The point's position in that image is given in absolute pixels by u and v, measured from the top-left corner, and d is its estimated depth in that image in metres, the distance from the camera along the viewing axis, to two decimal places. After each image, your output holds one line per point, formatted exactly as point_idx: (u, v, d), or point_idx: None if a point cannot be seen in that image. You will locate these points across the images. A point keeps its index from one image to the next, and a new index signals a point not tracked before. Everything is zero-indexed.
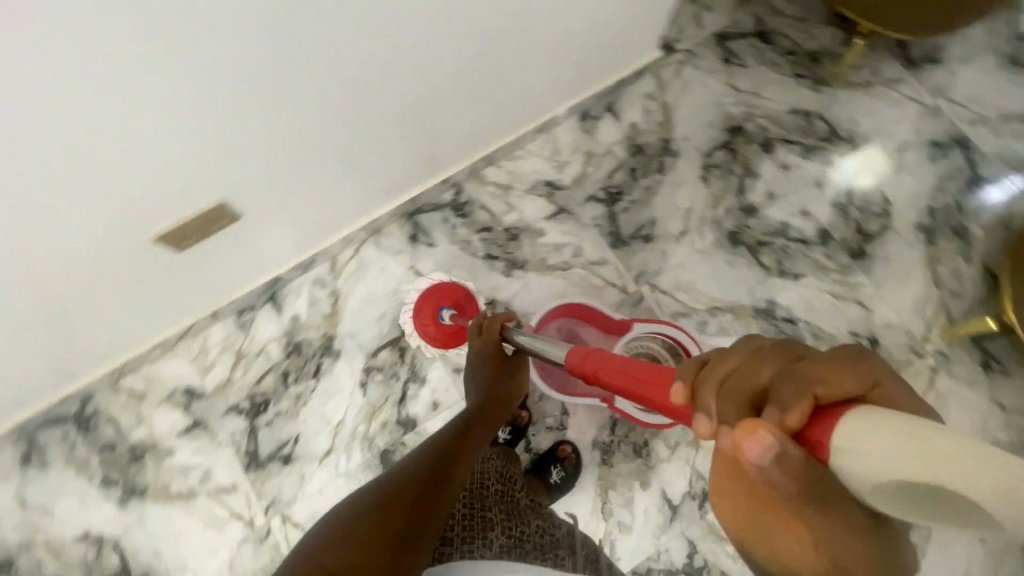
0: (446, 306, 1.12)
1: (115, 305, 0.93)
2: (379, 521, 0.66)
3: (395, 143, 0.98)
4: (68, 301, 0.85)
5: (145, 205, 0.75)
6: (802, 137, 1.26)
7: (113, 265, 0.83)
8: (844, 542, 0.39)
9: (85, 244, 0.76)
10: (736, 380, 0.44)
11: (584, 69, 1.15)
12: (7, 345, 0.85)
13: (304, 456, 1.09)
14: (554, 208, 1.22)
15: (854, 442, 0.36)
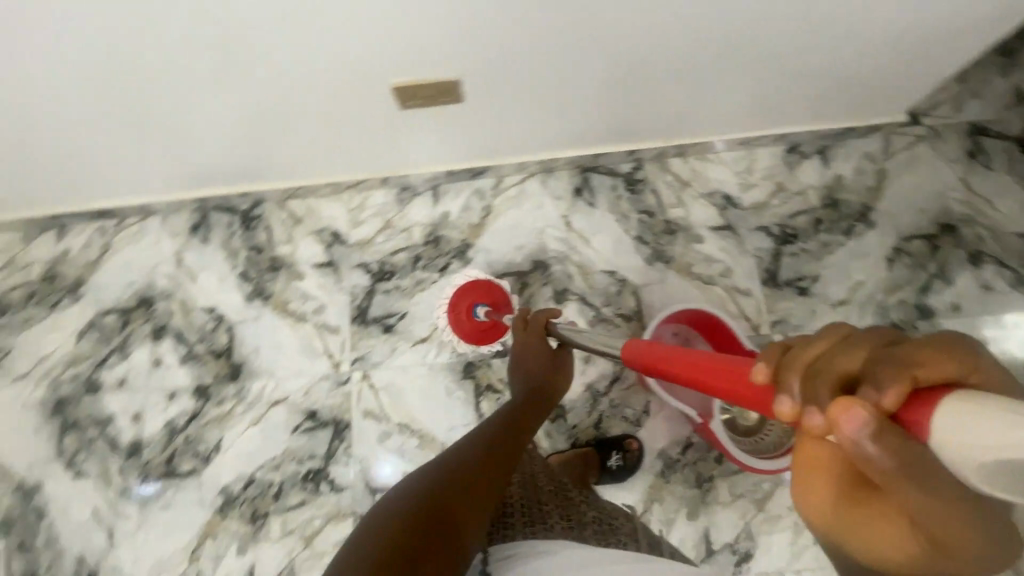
0: (482, 303, 1.10)
1: (326, 131, 1.04)
2: (445, 498, 0.61)
3: (618, 93, 1.00)
4: (300, 109, 0.97)
5: (408, 47, 0.83)
6: (1020, 265, 1.12)
7: (350, 90, 0.92)
8: (965, 536, 0.33)
9: (347, 60, 0.85)
10: (817, 359, 0.37)
11: (823, 103, 1.09)
12: (243, 121, 0.98)
13: (402, 333, 1.16)
14: (722, 222, 1.18)
15: (962, 418, 0.28)
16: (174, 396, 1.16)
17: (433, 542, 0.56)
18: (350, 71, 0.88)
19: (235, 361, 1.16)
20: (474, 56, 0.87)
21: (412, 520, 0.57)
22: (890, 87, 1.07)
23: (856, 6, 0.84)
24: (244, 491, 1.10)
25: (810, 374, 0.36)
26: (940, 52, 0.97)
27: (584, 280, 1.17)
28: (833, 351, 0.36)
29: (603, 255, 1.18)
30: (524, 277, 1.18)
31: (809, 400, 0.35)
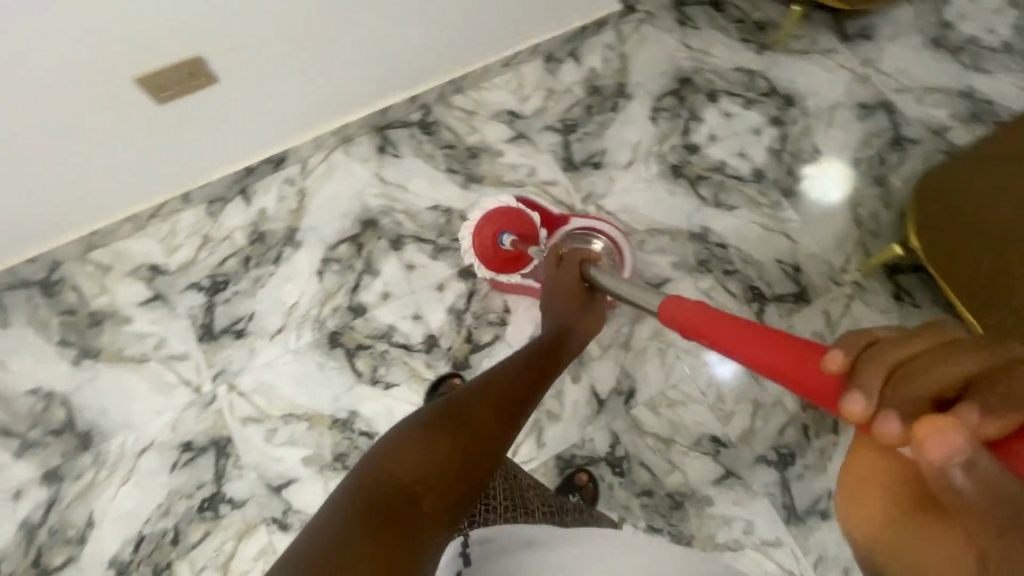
0: (508, 232, 1.13)
1: (91, 154, 0.99)
2: (458, 431, 0.62)
3: (369, 35, 1.09)
4: (53, 134, 0.92)
5: (143, 34, 0.86)
6: (743, 90, 1.39)
7: (104, 100, 0.92)
8: None
9: (83, 66, 0.86)
10: (917, 366, 0.38)
11: (548, 8, 1.27)
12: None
13: (256, 332, 1.14)
14: (514, 133, 1.32)
15: None
16: (21, 494, 1.03)
17: (456, 482, 0.58)
18: (88, 73, 0.87)
19: (82, 429, 1.07)
20: (211, 24, 0.91)
21: (433, 459, 0.58)
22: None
23: None
24: (135, 553, 1.03)
25: (903, 379, 0.38)
26: None
27: (413, 222, 1.23)
28: (942, 357, 0.37)
29: (423, 195, 1.26)
30: (357, 239, 1.21)
31: (886, 403, 0.38)
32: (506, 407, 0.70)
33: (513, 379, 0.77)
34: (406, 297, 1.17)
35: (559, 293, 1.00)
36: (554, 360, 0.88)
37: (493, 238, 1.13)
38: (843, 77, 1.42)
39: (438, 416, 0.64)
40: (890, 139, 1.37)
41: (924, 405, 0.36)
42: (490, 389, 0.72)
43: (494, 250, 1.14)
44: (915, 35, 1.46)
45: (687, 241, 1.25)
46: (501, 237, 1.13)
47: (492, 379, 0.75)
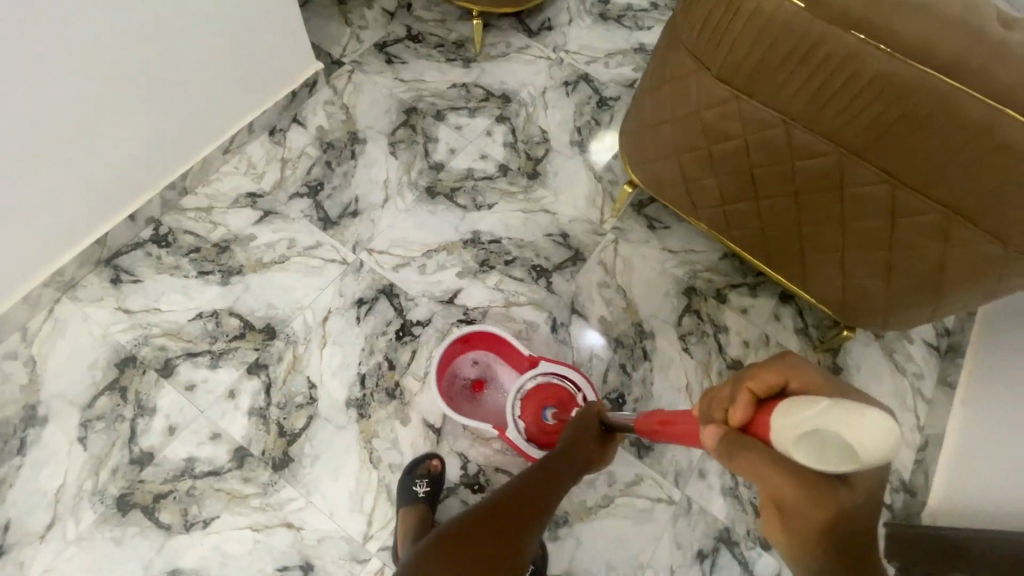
0: (550, 407, 1.07)
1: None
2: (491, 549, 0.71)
3: (26, 171, 0.96)
4: None
5: None
6: (465, 103, 1.51)
7: None
8: (798, 497, 0.47)
9: None
10: (720, 398, 0.60)
11: (246, 85, 1.24)
12: None
13: (20, 540, 0.96)
14: (260, 213, 1.28)
15: (773, 424, 0.49)
16: None
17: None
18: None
19: None
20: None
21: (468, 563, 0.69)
22: (289, 50, 1.27)
23: (209, 33, 1.08)
24: None
25: (713, 405, 0.61)
26: (296, 22, 1.23)
27: (178, 340, 1.12)
28: (724, 387, 0.60)
29: (180, 309, 1.15)
30: (118, 384, 1.07)
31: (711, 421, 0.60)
32: (511, 536, 0.74)
33: (525, 504, 0.79)
34: (194, 421, 1.06)
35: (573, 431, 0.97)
36: (568, 479, 0.88)
37: (539, 414, 1.07)
38: (543, 64, 1.61)
39: (475, 530, 0.73)
40: (597, 102, 1.57)
41: (721, 415, 0.58)
42: (512, 501, 0.78)
43: (538, 422, 1.08)
44: (585, 15, 1.71)
45: (463, 249, 1.30)
46: (544, 411, 1.07)
47: (517, 494, 0.80)
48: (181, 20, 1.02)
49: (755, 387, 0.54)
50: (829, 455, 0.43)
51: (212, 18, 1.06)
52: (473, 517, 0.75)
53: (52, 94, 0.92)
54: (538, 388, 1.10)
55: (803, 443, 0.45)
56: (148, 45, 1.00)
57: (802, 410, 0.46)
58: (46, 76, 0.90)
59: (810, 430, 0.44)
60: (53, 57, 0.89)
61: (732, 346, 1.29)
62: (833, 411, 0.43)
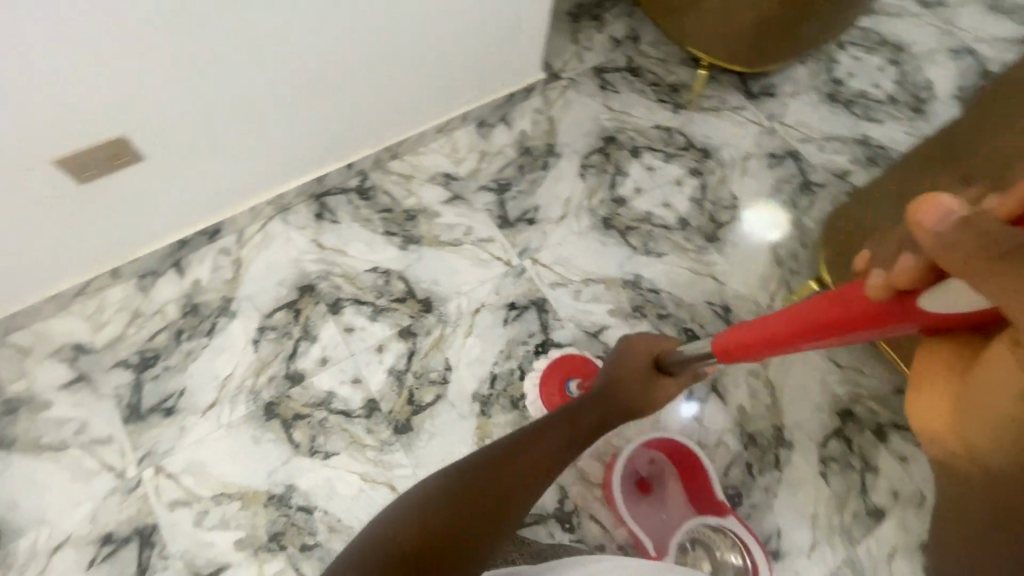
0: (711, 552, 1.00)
1: (20, 242, 0.98)
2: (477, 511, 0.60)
3: (295, 101, 1.08)
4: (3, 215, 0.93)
5: (109, 111, 0.89)
6: (663, 146, 1.50)
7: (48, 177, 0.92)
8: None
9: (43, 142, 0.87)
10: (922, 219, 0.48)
11: (479, 78, 1.34)
12: None
13: (187, 408, 1.10)
14: (450, 194, 1.37)
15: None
16: None
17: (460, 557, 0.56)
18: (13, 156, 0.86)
19: None
20: (129, 98, 0.89)
21: (453, 527, 0.57)
22: (523, 54, 1.35)
23: (471, 27, 1.18)
24: None
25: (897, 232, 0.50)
26: (537, 32, 1.31)
27: (351, 285, 1.24)
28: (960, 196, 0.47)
29: (361, 258, 1.27)
30: (295, 305, 1.21)
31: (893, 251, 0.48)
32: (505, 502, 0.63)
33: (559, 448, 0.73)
34: (344, 360, 1.16)
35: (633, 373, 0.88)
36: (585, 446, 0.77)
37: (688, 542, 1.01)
38: (753, 130, 1.55)
39: (465, 487, 0.62)
40: (800, 183, 1.48)
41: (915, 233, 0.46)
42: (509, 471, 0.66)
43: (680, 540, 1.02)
44: (812, 92, 1.62)
45: (621, 288, 1.30)
46: (567, 385, 1.15)
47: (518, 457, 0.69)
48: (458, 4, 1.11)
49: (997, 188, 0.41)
50: None
51: (477, 14, 1.16)
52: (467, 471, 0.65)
53: (341, 50, 1.05)
54: (564, 358, 1.18)
55: None
56: (424, 27, 1.11)
57: None
58: (345, 26, 1.01)
59: None
60: (363, 15, 1.01)
61: (877, 490, 1.15)
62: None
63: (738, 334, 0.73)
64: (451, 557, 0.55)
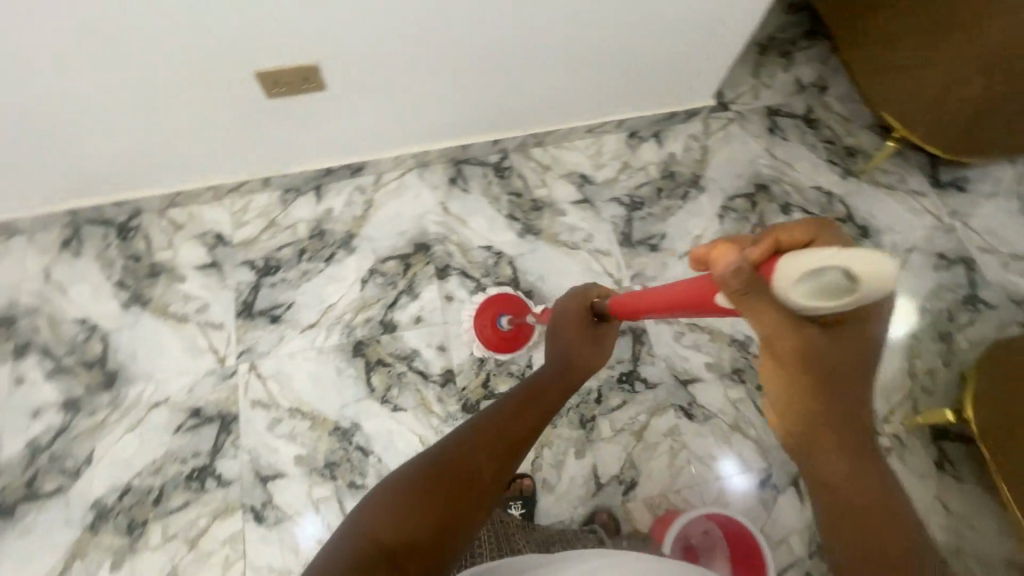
0: None
1: (203, 133, 1.09)
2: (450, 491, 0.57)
3: (473, 72, 1.11)
4: (201, 107, 1.03)
5: (314, 41, 0.95)
6: (818, 211, 1.37)
7: (246, 85, 1.00)
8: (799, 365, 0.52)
9: (254, 55, 0.95)
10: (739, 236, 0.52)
11: (648, 90, 1.29)
12: (135, 116, 1.02)
13: (290, 321, 1.19)
14: (581, 197, 1.34)
15: (797, 263, 0.43)
16: (37, 414, 1.09)
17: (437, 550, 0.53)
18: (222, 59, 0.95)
19: (110, 369, 1.13)
20: (339, 34, 0.95)
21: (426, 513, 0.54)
22: (700, 77, 1.28)
23: (662, 40, 1.14)
24: (120, 501, 1.05)
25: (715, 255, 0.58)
26: (725, 58, 1.23)
27: (463, 256, 1.26)
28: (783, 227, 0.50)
29: (479, 234, 1.28)
30: (407, 259, 1.25)
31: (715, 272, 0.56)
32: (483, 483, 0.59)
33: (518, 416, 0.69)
34: (436, 326, 1.19)
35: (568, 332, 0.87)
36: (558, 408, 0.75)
37: None
38: (928, 221, 1.37)
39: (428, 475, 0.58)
40: (965, 297, 1.30)
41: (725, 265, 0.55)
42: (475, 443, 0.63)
43: None
44: (1014, 198, 1.40)
45: (727, 345, 1.19)
46: (499, 320, 1.16)
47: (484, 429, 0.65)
48: (661, 8, 1.05)
49: (782, 237, 0.48)
50: (830, 294, 0.43)
51: (674, 29, 1.11)
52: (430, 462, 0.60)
53: (532, 35, 1.05)
54: (505, 298, 1.18)
55: (801, 284, 0.43)
56: (617, 29, 1.09)
57: (827, 252, 0.41)
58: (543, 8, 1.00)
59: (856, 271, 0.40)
60: (565, 7, 1.00)
61: None
62: (851, 263, 0.40)
63: (625, 301, 0.78)
64: (425, 556, 0.51)
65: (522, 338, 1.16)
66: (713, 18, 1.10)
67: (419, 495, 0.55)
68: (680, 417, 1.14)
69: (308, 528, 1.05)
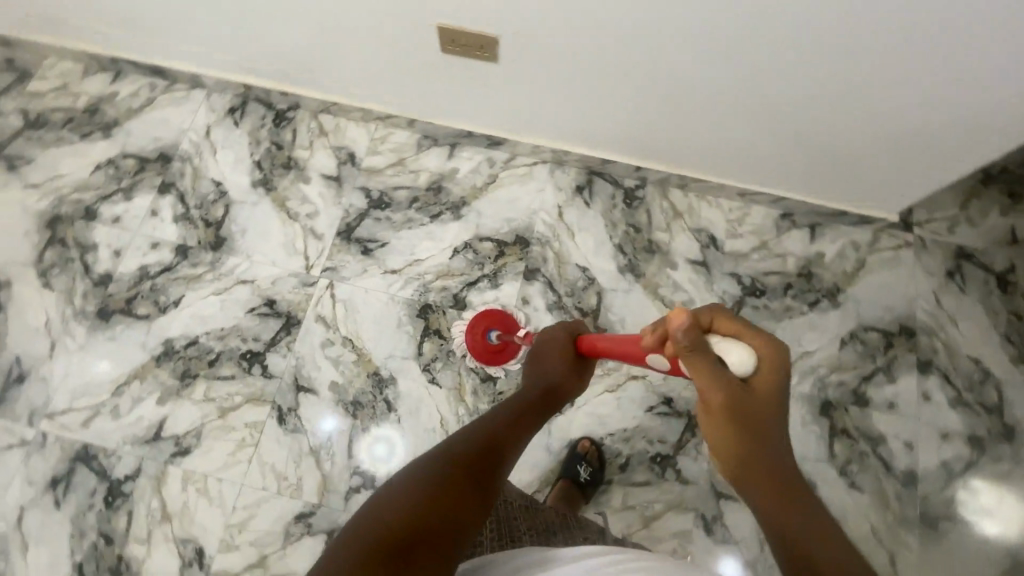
0: None
1: (377, 63, 1.13)
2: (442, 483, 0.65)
3: (645, 96, 1.04)
4: (382, 39, 1.06)
5: (506, 16, 0.93)
6: (963, 385, 1.15)
7: (428, 35, 1.01)
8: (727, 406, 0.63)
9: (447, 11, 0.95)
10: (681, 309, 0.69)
11: (822, 176, 1.15)
12: (324, 29, 1.06)
13: (377, 259, 1.22)
14: (700, 258, 1.24)
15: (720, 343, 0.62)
16: (156, 246, 1.22)
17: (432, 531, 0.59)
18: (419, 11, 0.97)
19: (221, 233, 1.23)
20: (532, 16, 0.92)
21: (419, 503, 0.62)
22: (889, 184, 1.12)
23: (864, 131, 1.00)
24: (184, 349, 1.15)
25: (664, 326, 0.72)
26: (929, 176, 1.06)
27: (557, 267, 1.22)
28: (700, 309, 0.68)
29: (581, 252, 1.23)
30: (504, 246, 1.23)
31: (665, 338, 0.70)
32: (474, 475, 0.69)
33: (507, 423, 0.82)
34: None
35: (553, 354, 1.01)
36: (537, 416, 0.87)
37: None
38: None
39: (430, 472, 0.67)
40: None
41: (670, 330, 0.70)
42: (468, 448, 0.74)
43: None
44: None
45: None
46: (489, 334, 1.13)
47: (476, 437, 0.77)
48: (886, 95, 0.92)
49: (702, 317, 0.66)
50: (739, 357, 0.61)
51: (883, 123, 0.98)
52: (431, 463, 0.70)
53: (723, 80, 0.96)
54: (506, 317, 1.15)
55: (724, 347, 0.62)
56: (818, 103, 0.97)
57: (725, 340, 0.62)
58: (720, 34, 0.88)
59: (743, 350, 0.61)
60: (771, 63, 0.91)
61: None
62: (743, 351, 0.61)
63: (590, 344, 0.98)
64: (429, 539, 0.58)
65: (509, 355, 1.13)
66: (927, 100, 0.91)
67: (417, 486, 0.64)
68: (699, 526, 1.05)
69: (327, 423, 1.11)
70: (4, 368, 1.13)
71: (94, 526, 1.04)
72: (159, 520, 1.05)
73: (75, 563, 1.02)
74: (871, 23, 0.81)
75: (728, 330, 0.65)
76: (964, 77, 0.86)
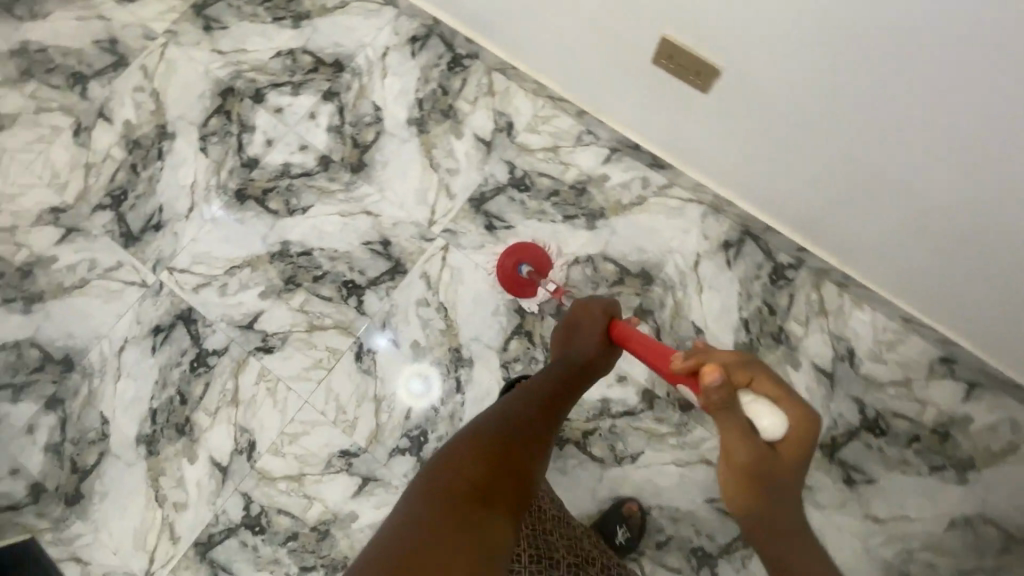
0: None
1: (603, 54, 1.05)
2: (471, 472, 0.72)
3: (846, 174, 0.92)
4: (596, 22, 0.99)
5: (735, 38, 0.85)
6: None
7: (643, 34, 0.95)
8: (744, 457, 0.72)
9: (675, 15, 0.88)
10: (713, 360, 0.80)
11: (1016, 341, 0.97)
12: None
13: (498, 239, 1.19)
14: (828, 369, 1.11)
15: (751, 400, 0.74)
16: (304, 148, 1.25)
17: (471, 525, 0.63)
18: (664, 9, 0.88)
19: (364, 158, 1.24)
20: (762, 46, 0.83)
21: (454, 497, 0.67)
22: None
23: None
24: (297, 256, 1.19)
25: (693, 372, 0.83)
26: None
27: (670, 318, 1.14)
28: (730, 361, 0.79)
29: (702, 312, 1.14)
30: (626, 275, 1.16)
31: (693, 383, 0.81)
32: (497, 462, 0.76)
33: (528, 407, 0.88)
34: None
35: (585, 334, 1.03)
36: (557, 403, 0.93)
37: None
38: None
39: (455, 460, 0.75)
40: None
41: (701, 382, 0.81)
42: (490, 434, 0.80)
43: None
44: None
45: None
46: (519, 267, 1.15)
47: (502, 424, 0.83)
48: None
49: (735, 374, 0.76)
50: (765, 414, 0.73)
51: None
52: (456, 450, 0.77)
53: (941, 182, 0.83)
54: (542, 262, 1.15)
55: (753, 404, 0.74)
56: None
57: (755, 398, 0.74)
58: (779, 59, 0.83)
59: (768, 409, 0.73)
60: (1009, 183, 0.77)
61: None
62: (767, 409, 0.73)
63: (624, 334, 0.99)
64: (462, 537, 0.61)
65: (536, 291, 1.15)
66: None
67: (445, 474, 0.72)
68: None
69: (385, 355, 1.14)
70: (148, 213, 1.23)
71: (176, 383, 1.13)
72: (228, 402, 1.12)
73: (151, 408, 1.13)
74: (997, 102, 0.70)
75: (763, 390, 0.75)
76: (1010, 86, 0.68)
